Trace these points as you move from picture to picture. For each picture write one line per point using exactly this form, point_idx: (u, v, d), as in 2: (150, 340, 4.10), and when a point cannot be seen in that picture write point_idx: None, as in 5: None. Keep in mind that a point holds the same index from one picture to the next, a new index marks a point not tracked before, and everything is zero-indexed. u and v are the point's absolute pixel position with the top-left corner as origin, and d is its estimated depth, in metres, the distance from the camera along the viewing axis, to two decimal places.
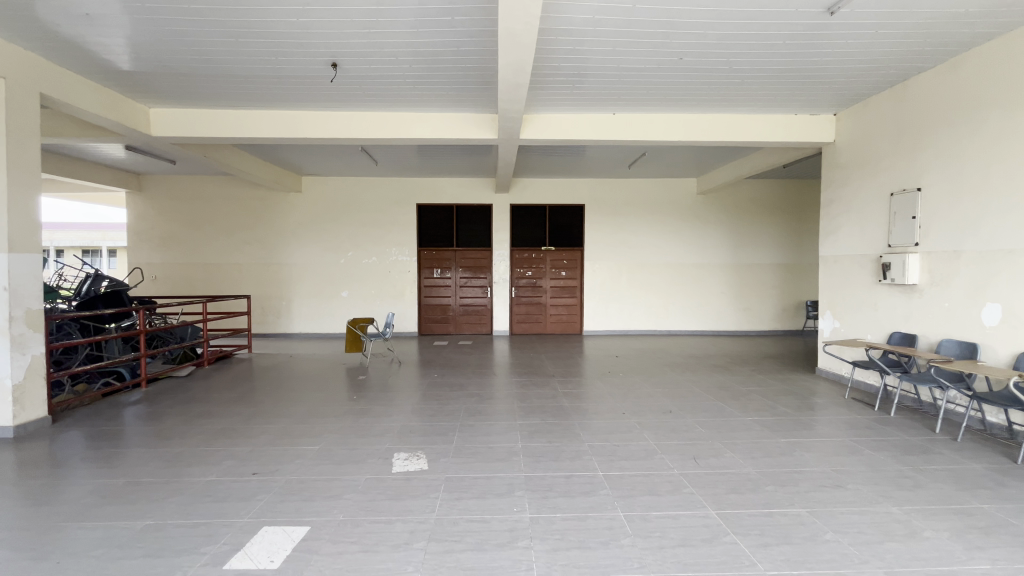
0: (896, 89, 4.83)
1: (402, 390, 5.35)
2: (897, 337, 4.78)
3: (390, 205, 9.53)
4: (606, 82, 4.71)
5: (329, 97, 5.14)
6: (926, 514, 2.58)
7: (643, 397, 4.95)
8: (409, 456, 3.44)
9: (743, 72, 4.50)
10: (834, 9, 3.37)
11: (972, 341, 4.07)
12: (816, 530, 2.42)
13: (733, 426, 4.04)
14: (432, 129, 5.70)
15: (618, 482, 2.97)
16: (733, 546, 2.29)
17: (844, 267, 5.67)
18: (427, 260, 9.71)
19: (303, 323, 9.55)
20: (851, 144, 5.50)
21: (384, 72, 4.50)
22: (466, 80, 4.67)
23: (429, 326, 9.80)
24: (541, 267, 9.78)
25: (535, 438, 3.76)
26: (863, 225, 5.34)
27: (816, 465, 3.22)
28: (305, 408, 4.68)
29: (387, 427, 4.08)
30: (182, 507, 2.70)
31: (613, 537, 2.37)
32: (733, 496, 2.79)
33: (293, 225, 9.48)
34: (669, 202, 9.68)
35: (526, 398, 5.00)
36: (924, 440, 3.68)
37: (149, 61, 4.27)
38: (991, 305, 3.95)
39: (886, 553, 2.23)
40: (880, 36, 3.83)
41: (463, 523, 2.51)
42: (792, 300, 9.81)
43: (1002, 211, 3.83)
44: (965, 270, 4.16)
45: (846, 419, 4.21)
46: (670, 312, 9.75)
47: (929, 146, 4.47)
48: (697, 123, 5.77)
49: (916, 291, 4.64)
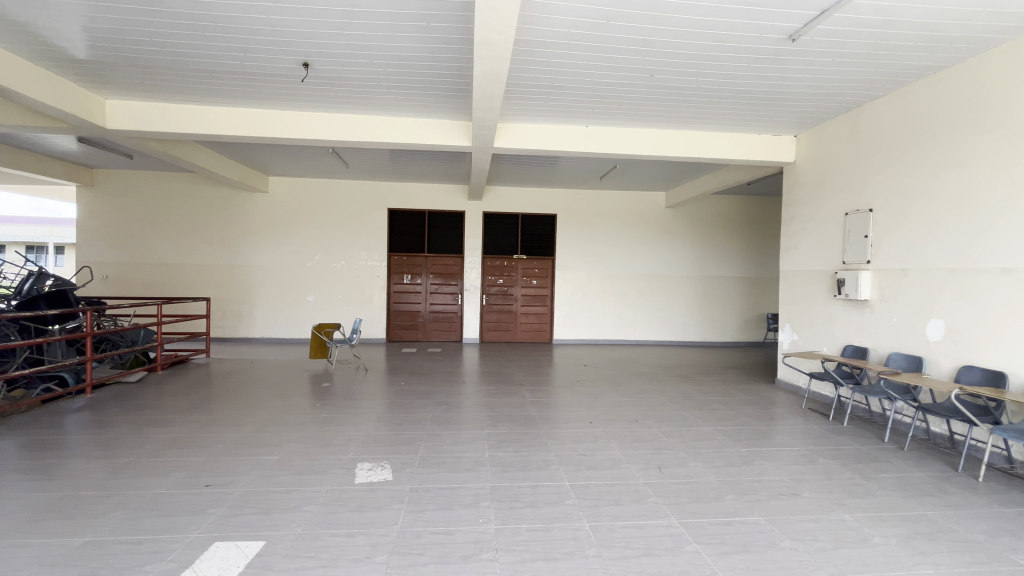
0: (851, 115, 5.12)
1: (368, 398, 5.23)
2: (850, 349, 5.00)
3: (361, 208, 9.37)
4: (580, 95, 4.80)
5: (300, 96, 5.02)
6: (876, 521, 2.68)
7: (610, 407, 4.99)
8: (373, 465, 3.36)
9: (711, 91, 4.67)
10: (795, 35, 3.55)
11: (918, 354, 4.30)
12: (773, 538, 2.48)
13: (697, 435, 4.13)
14: (405, 134, 5.65)
15: (585, 492, 2.98)
16: (695, 555, 2.32)
17: (801, 282, 5.91)
18: (397, 265, 9.57)
19: (266, 327, 9.25)
20: (810, 164, 5.78)
21: (358, 75, 4.45)
22: (440, 85, 4.65)
23: (398, 333, 9.64)
24: (512, 275, 9.80)
25: (502, 448, 3.74)
26: (820, 243, 5.60)
27: (775, 474, 3.32)
28: (265, 416, 4.50)
29: (352, 436, 3.98)
30: (126, 522, 2.54)
31: (579, 547, 2.36)
32: (695, 504, 2.85)
33: (258, 226, 9.19)
34: (640, 214, 9.89)
35: (494, 406, 4.98)
36: (874, 449, 3.85)
37: (108, 51, 4.08)
38: (934, 320, 4.19)
39: (839, 559, 2.31)
40: (837, 64, 4.05)
41: (427, 535, 2.46)
42: (753, 312, 10.17)
43: (946, 232, 4.08)
44: (911, 287, 4.41)
45: (803, 429, 4.37)
46: (638, 322, 9.93)
47: (880, 168, 4.75)
48: (666, 138, 5.92)
49: (868, 306, 4.89)
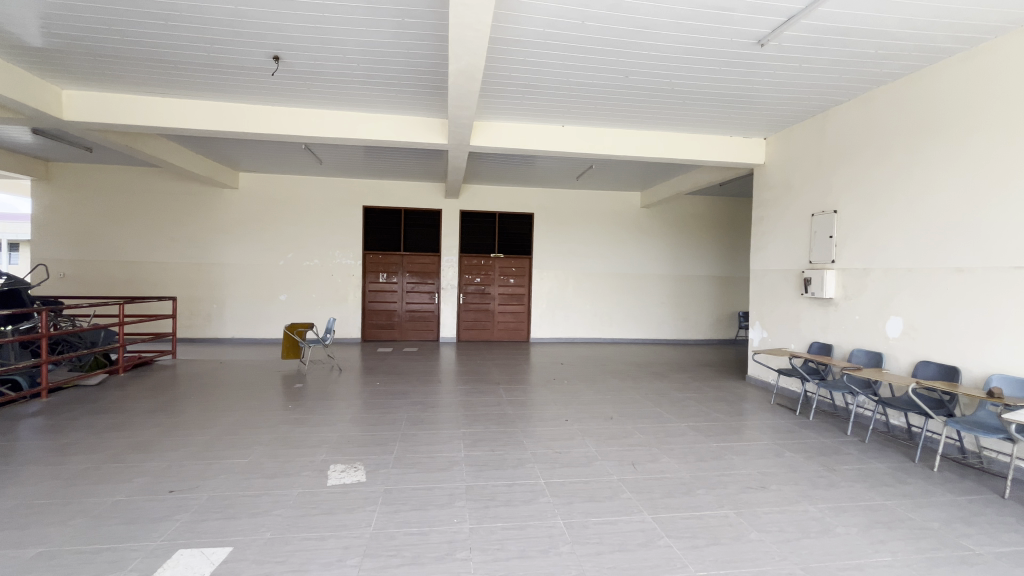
0: (817, 119, 5.29)
1: (342, 399, 5.14)
2: (815, 346, 5.17)
3: (335, 205, 9.21)
4: (556, 94, 4.81)
5: (271, 90, 4.89)
6: (838, 511, 2.78)
7: (586, 405, 5.04)
8: (346, 467, 3.31)
9: (684, 94, 4.75)
10: (765, 40, 3.64)
11: (878, 351, 4.48)
12: (742, 530, 2.55)
13: (670, 431, 4.20)
14: (380, 131, 5.57)
15: (559, 490, 3.00)
16: (666, 549, 2.36)
17: (770, 281, 6.08)
18: (372, 263, 9.44)
19: (236, 327, 9.01)
20: (779, 166, 5.94)
21: (330, 69, 4.36)
22: (415, 82, 4.60)
23: (373, 332, 9.52)
24: (490, 274, 9.79)
25: (478, 447, 3.73)
26: (788, 243, 5.76)
27: (744, 468, 3.41)
28: (234, 419, 4.38)
29: (324, 437, 3.90)
30: (83, 531, 2.44)
31: (553, 545, 2.38)
32: (667, 499, 2.90)
33: (228, 223, 8.93)
34: (616, 214, 10.00)
35: (470, 405, 4.96)
36: (838, 442, 4.00)
37: (64, 39, 3.89)
38: (893, 318, 4.37)
39: (803, 549, 2.38)
40: (803, 69, 4.17)
41: (401, 536, 2.43)
42: (725, 311, 10.40)
43: (905, 233, 4.25)
44: (873, 285, 4.58)
45: (772, 424, 4.50)
46: (614, 321, 10.04)
47: (844, 171, 4.92)
48: (640, 139, 6.00)
49: (832, 304, 5.06)
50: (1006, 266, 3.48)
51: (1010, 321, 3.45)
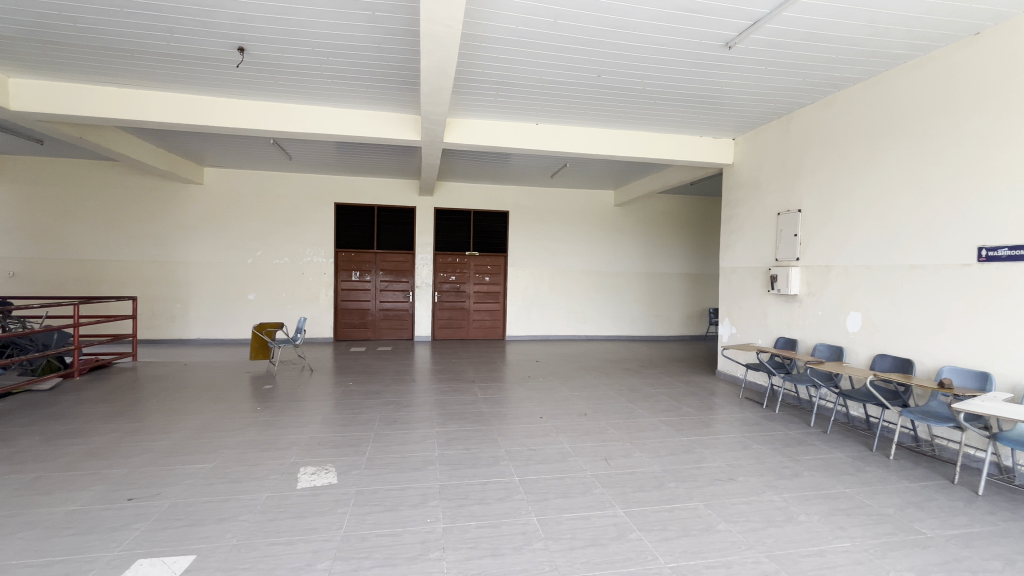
0: (782, 121, 5.45)
1: (313, 400, 5.04)
2: (781, 341, 5.33)
3: (306, 202, 9.01)
4: (531, 92, 4.81)
5: (236, 82, 4.74)
6: (802, 500, 2.88)
7: (560, 401, 5.07)
8: (317, 469, 3.24)
9: (656, 94, 4.82)
10: (732, 43, 3.73)
11: (839, 345, 4.66)
12: (710, 521, 2.61)
13: (642, 426, 4.27)
14: (351, 127, 5.46)
15: (533, 487, 3.01)
16: (638, 542, 2.40)
17: (738, 279, 6.24)
18: (344, 261, 9.27)
19: (201, 327, 8.71)
20: (747, 165, 6.09)
21: (299, 63, 4.25)
22: (387, 77, 4.53)
23: (346, 331, 9.35)
24: (465, 271, 9.74)
25: (452, 446, 3.70)
26: (755, 241, 5.92)
27: (713, 460, 3.49)
28: (198, 422, 4.23)
29: (294, 440, 3.82)
30: (32, 544, 2.31)
31: (526, 541, 2.39)
32: (639, 493, 2.94)
33: (192, 220, 8.62)
34: (590, 212, 10.09)
35: (445, 404, 4.93)
36: (802, 434, 4.14)
37: (8, 23, 3.66)
38: (853, 313, 4.54)
39: (768, 538, 2.46)
40: (769, 72, 4.29)
41: (373, 538, 2.40)
42: (696, 308, 10.64)
43: (864, 231, 4.42)
44: (834, 282, 4.76)
45: (740, 417, 4.62)
46: (588, 318, 10.14)
47: (807, 172, 5.09)
48: (614, 138, 6.06)
49: (796, 300, 5.23)
50: (955, 264, 3.67)
51: (960, 315, 3.63)
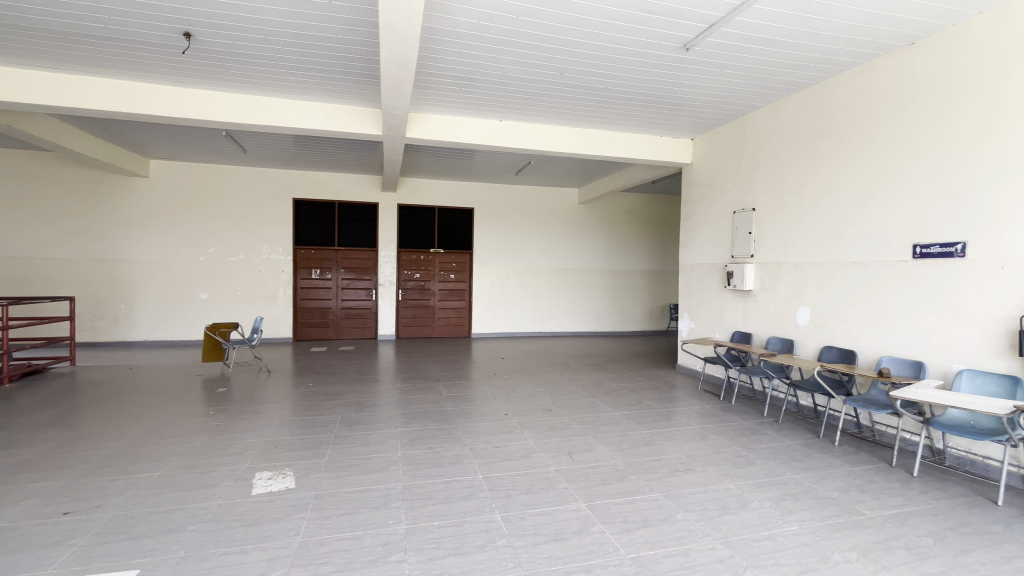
0: (737, 123, 5.65)
1: (271, 402, 4.86)
2: (737, 335, 5.54)
3: (262, 197, 8.66)
4: (494, 88, 4.78)
5: (183, 70, 4.49)
6: (755, 487, 3.00)
7: (525, 398, 5.08)
8: (273, 474, 3.13)
9: (618, 93, 4.89)
10: (690, 45, 3.82)
11: (790, 338, 4.87)
12: (669, 511, 2.68)
13: (605, 420, 4.34)
14: (309, 119, 5.28)
15: (497, 484, 3.01)
16: (600, 535, 2.43)
17: (697, 275, 6.43)
18: (304, 259, 8.97)
19: (149, 329, 8.25)
20: (704, 165, 6.28)
21: (252, 51, 4.07)
22: (345, 69, 4.40)
23: (307, 331, 9.07)
24: (429, 269, 9.62)
25: (415, 446, 3.65)
26: (712, 238, 6.12)
27: (672, 452, 3.59)
28: (144, 428, 4.01)
29: (249, 444, 3.67)
30: None
31: (489, 539, 2.38)
32: (601, 487, 2.99)
33: (137, 215, 8.14)
34: (554, 210, 10.16)
35: (409, 404, 4.86)
36: (756, 424, 4.31)
37: None
38: (802, 307, 4.77)
39: (723, 525, 2.55)
40: (725, 74, 4.43)
41: (332, 543, 2.34)
42: (657, 304, 10.91)
43: (813, 229, 4.64)
44: (785, 278, 4.97)
45: (698, 409, 4.78)
46: (553, 315, 10.23)
47: (760, 172, 5.31)
48: (578, 136, 6.12)
49: (750, 295, 5.44)
50: (892, 260, 3.91)
51: (897, 308, 3.87)
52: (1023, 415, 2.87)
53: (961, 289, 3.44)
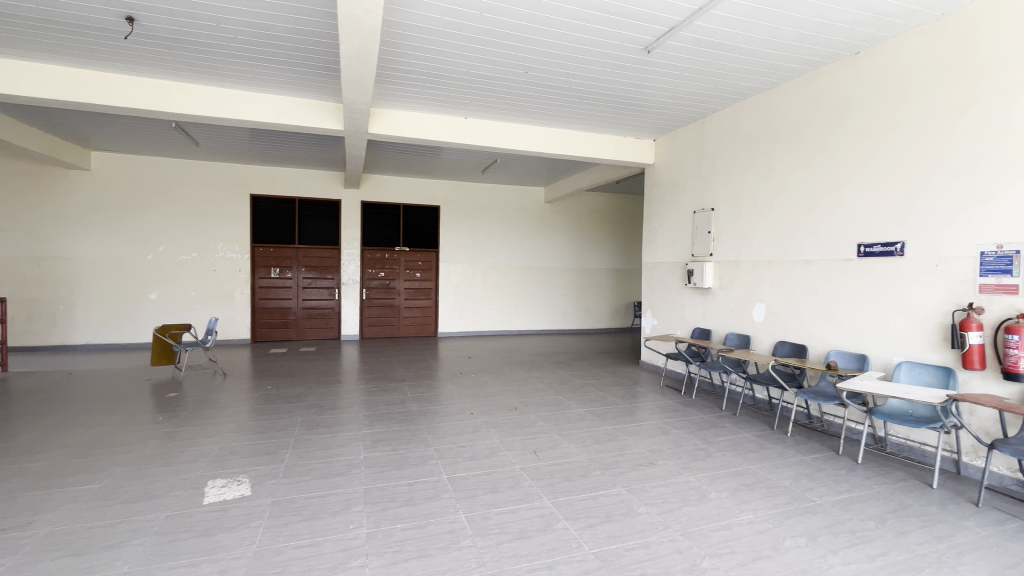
0: (696, 125, 5.82)
1: (225, 407, 4.66)
2: (697, 331, 5.70)
3: (217, 193, 8.30)
4: (458, 85, 4.74)
5: (128, 56, 4.24)
6: (713, 479, 3.09)
7: (491, 397, 5.07)
8: (228, 482, 3.00)
9: (582, 93, 4.94)
10: (651, 47, 3.90)
11: (747, 334, 5.05)
12: (631, 505, 2.73)
13: (570, 418, 4.38)
14: (266, 112, 5.09)
15: (462, 484, 2.99)
16: (564, 531, 2.45)
17: (659, 273, 6.57)
18: (262, 257, 8.64)
19: (92, 331, 7.76)
20: (665, 166, 6.43)
21: (203, 40, 3.88)
22: (303, 61, 4.25)
23: (266, 332, 8.75)
24: (394, 267, 9.46)
25: (379, 448, 3.58)
26: (673, 237, 6.28)
27: (635, 447, 3.66)
28: (85, 438, 3.76)
29: (202, 451, 3.51)
30: None
31: (453, 540, 2.36)
32: (566, 483, 3.01)
33: (78, 211, 7.64)
34: (520, 208, 10.19)
35: (372, 405, 4.76)
36: (715, 417, 4.45)
37: None
38: (758, 304, 4.95)
39: (683, 516, 2.62)
40: (685, 78, 4.54)
41: (290, 551, 2.26)
42: (622, 302, 11.11)
43: (767, 229, 4.83)
44: (742, 276, 5.15)
45: (660, 404, 4.89)
46: (520, 313, 10.26)
47: (718, 173, 5.47)
48: (543, 135, 6.15)
49: (709, 293, 5.62)
50: (839, 258, 4.11)
51: (844, 304, 4.07)
52: (955, 404, 3.08)
53: (900, 286, 3.66)
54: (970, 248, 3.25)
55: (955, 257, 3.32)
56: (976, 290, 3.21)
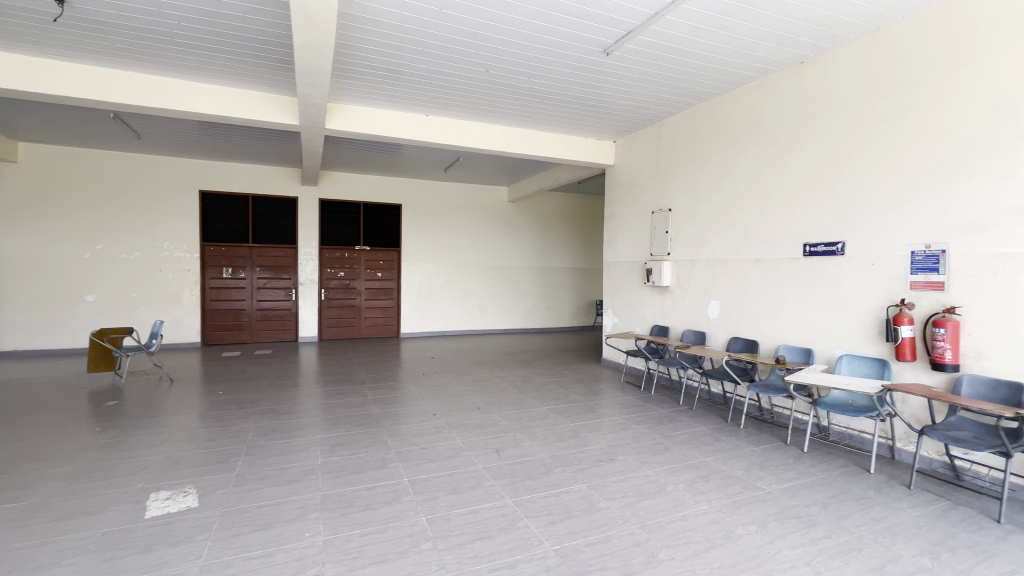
0: (654, 128, 5.96)
1: (171, 414, 4.41)
2: (656, 329, 5.84)
3: (162, 188, 7.86)
4: (419, 81, 4.66)
5: (58, 40, 3.94)
6: (670, 472, 3.17)
7: (454, 397, 5.03)
8: (173, 494, 2.84)
9: (543, 93, 4.97)
10: (610, 50, 3.97)
11: (703, 331, 5.22)
12: (592, 501, 2.77)
13: (532, 416, 4.40)
14: (215, 104, 4.86)
15: (423, 486, 2.94)
16: (525, 529, 2.46)
17: (620, 272, 6.70)
18: (213, 256, 8.24)
19: (20, 337, 7.19)
20: (625, 166, 6.57)
21: (144, 25, 3.66)
22: (254, 51, 4.08)
23: (217, 335, 8.36)
24: (354, 267, 9.23)
25: (337, 452, 3.49)
26: (633, 237, 6.41)
27: (596, 443, 3.72)
28: (11, 452, 3.47)
29: (145, 462, 3.31)
30: None
31: (413, 543, 2.32)
32: (528, 482, 3.02)
33: (4, 206, 7.06)
34: (484, 208, 10.16)
35: (331, 408, 4.63)
36: (673, 412, 4.58)
37: None
38: (713, 302, 5.13)
39: (641, 510, 2.67)
40: (643, 80, 4.65)
41: (240, 563, 2.16)
42: (584, 300, 11.26)
43: (722, 229, 5.01)
44: (698, 274, 5.32)
45: (621, 400, 4.99)
46: (484, 313, 10.23)
47: (675, 174, 5.63)
48: (505, 134, 6.16)
49: (668, 291, 5.78)
50: (787, 257, 4.31)
51: (792, 301, 4.27)
52: (889, 393, 3.29)
53: (841, 283, 3.87)
54: (902, 248, 3.48)
55: (889, 257, 3.55)
56: (908, 287, 3.44)
